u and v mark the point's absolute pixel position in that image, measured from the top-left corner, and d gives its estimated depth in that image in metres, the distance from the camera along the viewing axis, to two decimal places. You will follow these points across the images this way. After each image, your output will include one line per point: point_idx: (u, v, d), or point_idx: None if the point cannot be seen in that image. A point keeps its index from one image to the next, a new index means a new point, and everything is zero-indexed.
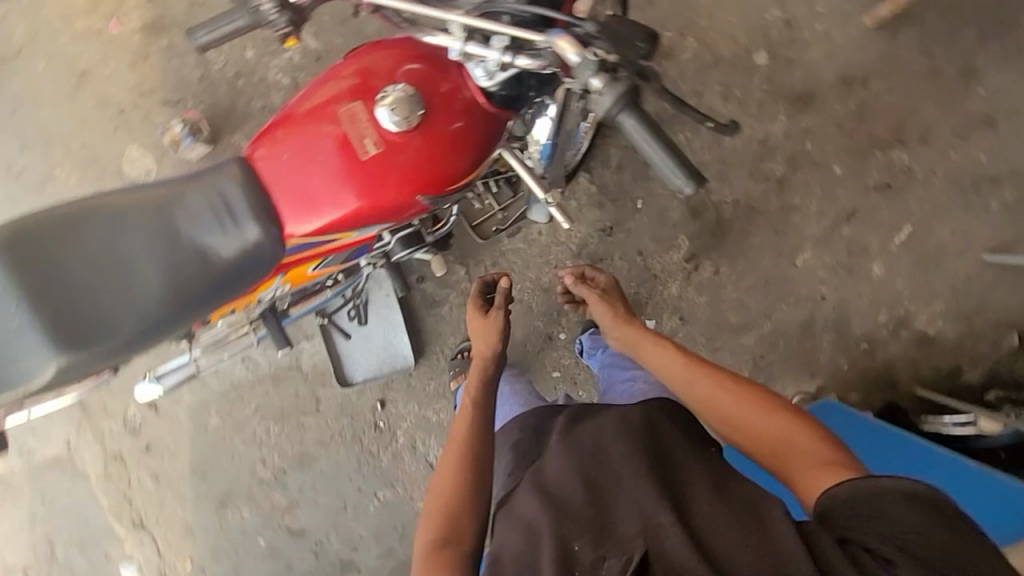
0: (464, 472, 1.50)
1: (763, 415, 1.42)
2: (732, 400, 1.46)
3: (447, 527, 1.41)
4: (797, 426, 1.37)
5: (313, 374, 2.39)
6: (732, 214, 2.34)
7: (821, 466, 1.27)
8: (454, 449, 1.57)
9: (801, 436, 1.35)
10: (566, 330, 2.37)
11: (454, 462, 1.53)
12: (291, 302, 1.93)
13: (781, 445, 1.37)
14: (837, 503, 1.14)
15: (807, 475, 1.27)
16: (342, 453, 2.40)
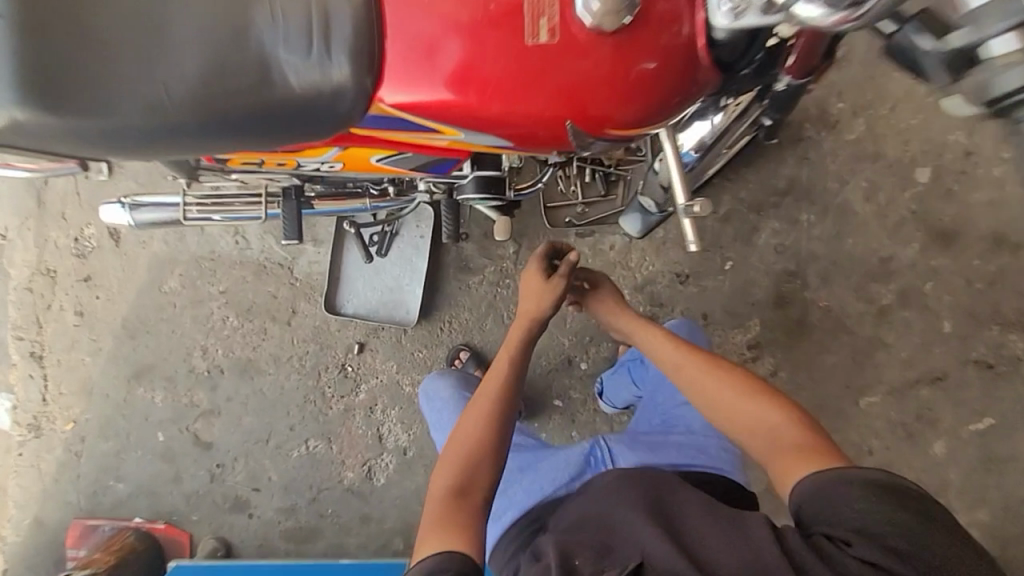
0: (489, 451, 1.30)
1: (731, 390, 1.26)
2: (708, 374, 1.30)
3: (459, 510, 1.20)
4: (770, 405, 1.21)
5: (300, 284, 2.03)
6: (816, 321, 2.05)
7: (784, 448, 1.13)
8: (474, 421, 1.34)
9: (771, 415, 1.20)
10: (590, 361, 2.06)
11: (476, 437, 1.31)
12: (319, 190, 1.58)
13: (764, 435, 1.18)
14: (818, 495, 1.03)
15: (780, 461, 1.12)
16: (292, 381, 2.05)
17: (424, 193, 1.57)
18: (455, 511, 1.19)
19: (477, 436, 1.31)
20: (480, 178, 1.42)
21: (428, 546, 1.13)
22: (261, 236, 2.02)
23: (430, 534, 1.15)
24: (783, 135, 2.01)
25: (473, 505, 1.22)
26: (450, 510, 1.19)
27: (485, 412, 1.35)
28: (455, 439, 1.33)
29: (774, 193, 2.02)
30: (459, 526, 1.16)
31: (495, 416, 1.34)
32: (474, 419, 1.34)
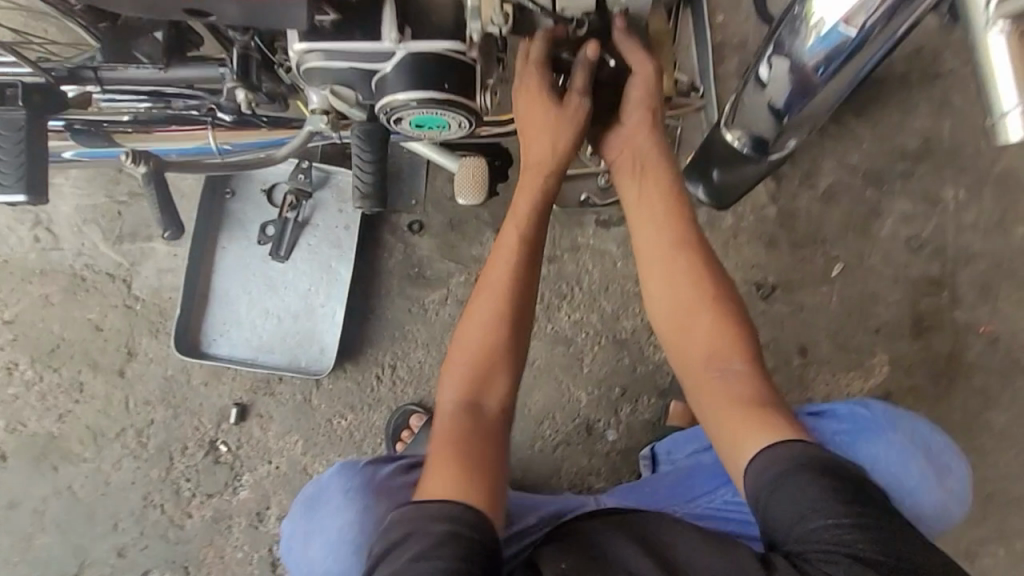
0: (513, 347, 0.78)
1: (687, 287, 0.78)
2: (660, 251, 0.80)
3: (472, 437, 0.72)
4: (732, 326, 0.77)
5: (140, 309, 1.21)
6: (975, 357, 1.30)
7: (743, 399, 0.73)
8: (492, 294, 0.78)
9: (730, 341, 0.76)
10: (622, 429, 1.26)
11: (495, 326, 0.77)
12: (132, 115, 0.82)
13: (717, 362, 0.76)
14: (784, 482, 0.65)
15: (728, 419, 0.73)
16: (124, 473, 1.21)
17: (316, 121, 0.78)
18: (461, 438, 0.71)
19: (501, 327, 0.77)
20: (415, 64, 0.67)
21: (425, 488, 0.67)
22: (74, 230, 1.20)
23: (431, 465, 0.69)
24: (910, 70, 1.30)
25: (494, 427, 0.74)
26: (454, 437, 0.72)
27: (498, 301, 0.78)
28: (466, 320, 0.79)
29: (899, 158, 1.30)
30: (471, 463, 0.69)
31: (526, 291, 0.79)
32: (491, 296, 0.78)
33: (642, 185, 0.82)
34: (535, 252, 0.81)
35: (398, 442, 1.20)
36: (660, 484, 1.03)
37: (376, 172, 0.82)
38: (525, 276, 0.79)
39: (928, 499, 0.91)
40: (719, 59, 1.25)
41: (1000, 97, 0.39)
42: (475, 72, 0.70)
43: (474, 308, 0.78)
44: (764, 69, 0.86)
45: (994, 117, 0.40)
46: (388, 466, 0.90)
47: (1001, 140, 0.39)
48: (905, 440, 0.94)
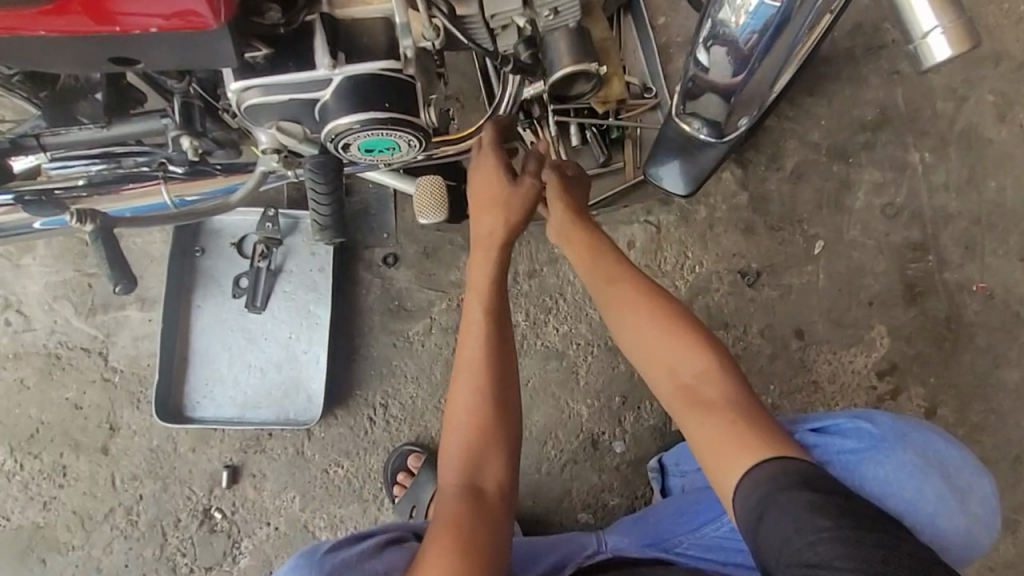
0: (496, 421, 0.80)
1: (648, 328, 0.80)
2: (624, 302, 0.83)
3: (473, 523, 0.73)
4: (698, 347, 0.77)
5: (118, 380, 1.18)
6: (973, 316, 1.27)
7: (713, 419, 0.72)
8: (469, 375, 0.81)
9: (694, 364, 0.77)
10: (629, 439, 1.21)
11: (480, 404, 0.80)
12: (86, 179, 0.82)
13: (683, 370, 0.77)
14: (765, 499, 0.63)
15: (706, 440, 0.72)
16: (116, 556, 1.15)
17: (268, 160, 0.79)
18: (460, 524, 0.72)
19: (483, 406, 0.79)
20: (352, 88, 0.68)
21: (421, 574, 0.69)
22: (45, 308, 1.18)
23: (427, 548, 0.71)
24: (854, 45, 1.33)
25: (491, 509, 0.75)
26: (453, 521, 0.73)
27: (478, 386, 0.80)
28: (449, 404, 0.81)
29: (860, 130, 1.31)
30: (468, 550, 0.70)
31: (502, 369, 0.81)
32: (467, 380, 0.81)
33: (595, 246, 0.88)
34: (505, 330, 0.83)
35: (398, 485, 1.15)
36: (663, 506, 0.98)
37: (333, 206, 0.81)
38: (500, 354, 0.82)
39: (948, 525, 0.80)
40: (668, 58, 1.27)
41: (918, 26, 0.47)
42: (416, 89, 0.71)
43: (454, 393, 0.81)
44: (703, 55, 0.85)
45: (911, 41, 0.48)
46: (351, 552, 0.81)
47: (925, 61, 0.48)
48: (916, 457, 0.82)
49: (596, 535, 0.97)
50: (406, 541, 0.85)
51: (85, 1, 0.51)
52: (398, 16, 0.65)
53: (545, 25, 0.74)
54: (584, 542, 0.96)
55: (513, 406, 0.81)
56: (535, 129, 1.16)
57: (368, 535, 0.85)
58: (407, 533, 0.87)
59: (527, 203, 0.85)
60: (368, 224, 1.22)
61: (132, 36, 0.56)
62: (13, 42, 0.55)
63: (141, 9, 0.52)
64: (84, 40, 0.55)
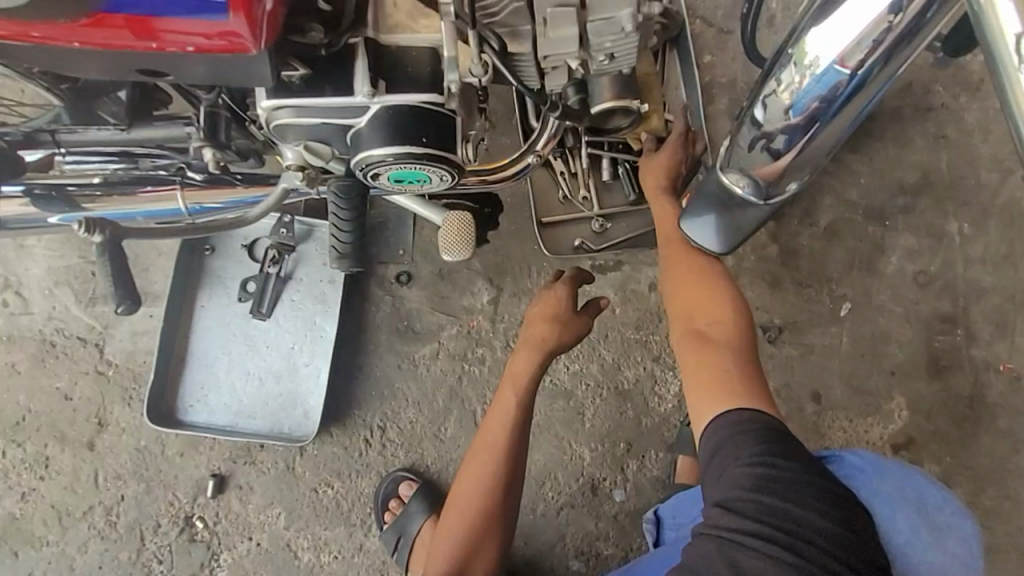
0: (498, 516, 0.95)
1: (689, 287, 0.90)
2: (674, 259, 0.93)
3: None
4: (724, 312, 0.87)
5: (112, 375, 1.14)
6: (999, 397, 1.22)
7: (708, 364, 0.83)
8: (477, 477, 0.94)
9: (709, 320, 0.88)
10: (630, 488, 1.17)
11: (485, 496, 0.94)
12: (101, 177, 0.78)
13: (699, 322, 0.88)
14: (729, 429, 0.73)
15: (697, 376, 0.82)
16: (90, 557, 1.11)
17: (291, 176, 0.75)
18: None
19: (486, 497, 0.94)
20: (390, 119, 0.64)
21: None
22: (45, 292, 1.15)
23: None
24: (902, 104, 1.29)
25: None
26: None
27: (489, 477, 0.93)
28: (458, 488, 0.95)
29: (899, 193, 1.27)
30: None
31: (507, 469, 0.94)
32: (483, 472, 0.94)
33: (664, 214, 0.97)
34: (518, 434, 0.94)
35: (387, 512, 1.11)
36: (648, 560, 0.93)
37: (354, 231, 0.77)
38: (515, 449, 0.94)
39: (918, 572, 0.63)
40: (709, 100, 1.24)
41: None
42: (456, 124, 0.67)
43: (465, 485, 0.95)
44: (759, 110, 0.83)
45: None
46: None
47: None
48: (892, 492, 0.67)
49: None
50: None
51: (128, 15, 0.48)
52: (446, 49, 0.60)
53: (597, 68, 0.70)
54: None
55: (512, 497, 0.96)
56: (566, 157, 1.14)
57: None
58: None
59: (579, 332, 0.97)
60: (384, 239, 1.19)
61: (168, 53, 0.52)
62: (39, 49, 0.52)
63: (182, 27, 0.49)
64: (117, 53, 0.52)
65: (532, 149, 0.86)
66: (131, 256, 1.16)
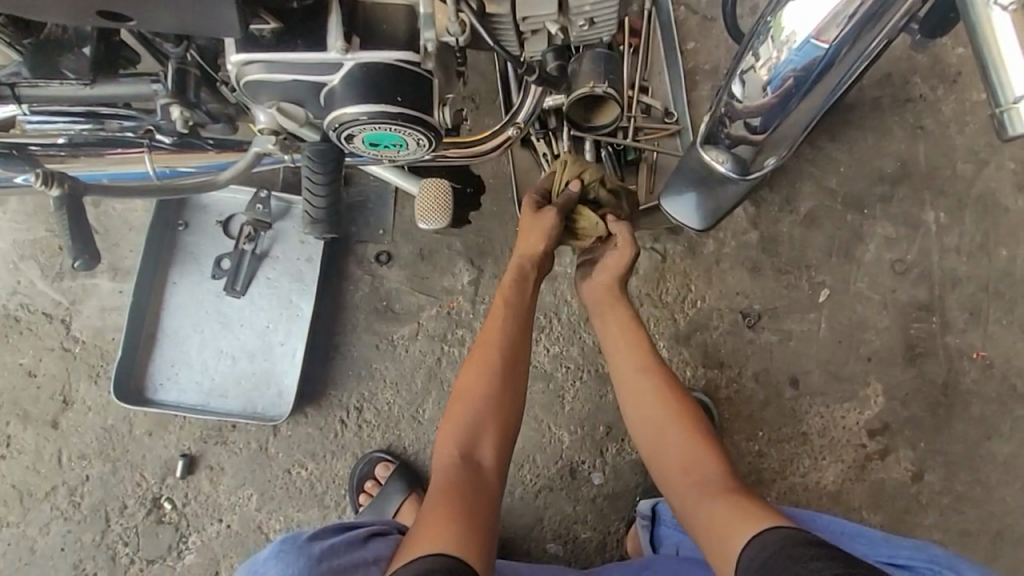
0: (508, 409, 0.85)
1: (664, 427, 0.88)
2: (643, 397, 0.90)
3: (471, 489, 0.77)
4: (703, 451, 0.86)
5: (78, 352, 1.11)
6: (972, 384, 1.23)
7: (717, 501, 0.79)
8: (480, 364, 0.86)
9: (699, 462, 0.85)
10: (609, 471, 1.16)
11: (490, 380, 0.85)
12: (65, 137, 0.77)
13: (686, 468, 0.85)
14: (772, 558, 0.68)
15: (713, 519, 0.78)
16: (53, 538, 1.07)
17: (263, 140, 0.73)
18: (462, 496, 0.76)
19: (493, 383, 0.85)
20: (363, 77, 0.62)
21: (419, 544, 0.70)
22: (9, 266, 1.11)
23: (422, 526, 0.72)
24: (881, 94, 1.30)
25: (490, 485, 0.79)
26: (455, 491, 0.76)
27: (497, 358, 0.86)
28: (463, 384, 0.85)
29: (878, 182, 1.28)
30: (467, 515, 0.73)
31: (511, 360, 0.87)
32: (492, 357, 0.86)
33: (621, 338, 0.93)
34: (524, 329, 0.90)
35: (362, 494, 1.09)
36: (662, 567, 0.93)
37: (328, 197, 0.76)
38: (522, 331, 0.89)
39: None
40: (693, 85, 1.24)
41: (1008, 89, 0.42)
42: (432, 86, 0.65)
43: (469, 374, 0.85)
44: (738, 85, 0.83)
45: (998, 106, 0.42)
46: (335, 538, 0.79)
47: (1011, 129, 0.41)
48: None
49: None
50: (390, 533, 0.84)
51: None
52: (423, 6, 0.60)
53: (578, 34, 0.69)
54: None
55: (520, 382, 0.87)
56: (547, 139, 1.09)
57: (356, 526, 0.84)
58: (390, 526, 0.86)
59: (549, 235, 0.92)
60: (364, 218, 1.17)
61: None
62: None
63: None
64: None
65: (513, 121, 0.84)
66: (101, 230, 1.13)
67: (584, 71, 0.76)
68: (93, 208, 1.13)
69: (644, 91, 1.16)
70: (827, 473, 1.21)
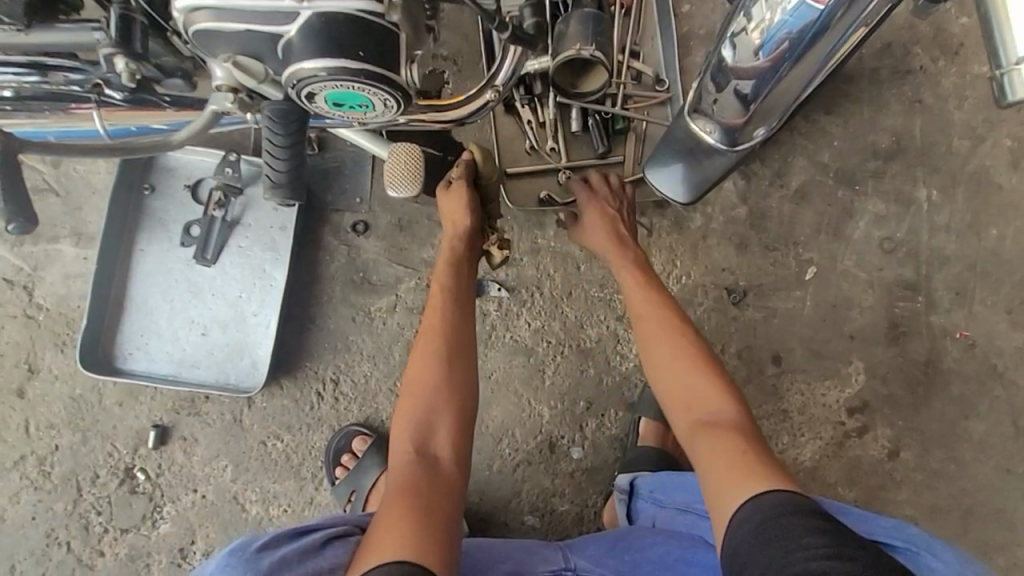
0: (456, 397, 0.84)
1: (683, 372, 0.88)
2: (661, 341, 0.91)
3: (427, 481, 0.76)
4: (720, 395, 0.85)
5: (43, 320, 1.07)
6: (953, 363, 1.23)
7: (727, 443, 0.78)
8: (427, 360, 0.86)
9: (713, 403, 0.84)
10: (588, 446, 1.16)
11: (437, 374, 0.84)
12: (12, 90, 0.71)
13: (697, 405, 0.85)
14: (765, 518, 0.67)
15: (721, 462, 0.76)
16: (24, 508, 1.06)
17: (221, 98, 0.68)
18: (417, 491, 0.75)
19: (436, 376, 0.84)
20: (323, 29, 0.58)
21: (377, 548, 0.68)
22: None
23: (379, 527, 0.71)
24: (880, 66, 1.26)
25: (449, 476, 0.78)
26: (410, 490, 0.75)
27: (438, 347, 0.87)
28: (411, 379, 0.85)
29: (871, 157, 1.25)
30: (423, 512, 0.72)
31: (451, 350, 0.87)
32: (432, 345, 0.87)
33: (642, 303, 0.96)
34: (462, 316, 0.90)
35: (339, 467, 1.09)
36: (638, 538, 0.90)
37: (291, 161, 0.72)
38: (459, 317, 0.90)
39: None
40: (686, 51, 1.18)
41: (1010, 49, 0.40)
42: (398, 41, 0.61)
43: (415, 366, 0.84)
44: (728, 49, 0.81)
45: (998, 68, 0.41)
46: (286, 549, 0.73)
47: (1010, 94, 0.40)
48: None
49: (564, 553, 0.88)
50: (350, 535, 0.78)
51: None
52: None
53: None
54: (548, 556, 0.88)
55: (468, 373, 0.86)
56: (534, 106, 1.11)
57: (310, 529, 0.77)
58: (352, 526, 0.80)
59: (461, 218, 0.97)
60: (341, 185, 1.12)
61: None
62: None
63: None
64: None
65: (491, 84, 0.79)
66: (63, 193, 1.08)
67: (571, 33, 0.83)
68: (53, 169, 1.08)
69: (636, 56, 1.12)
70: (805, 449, 1.22)
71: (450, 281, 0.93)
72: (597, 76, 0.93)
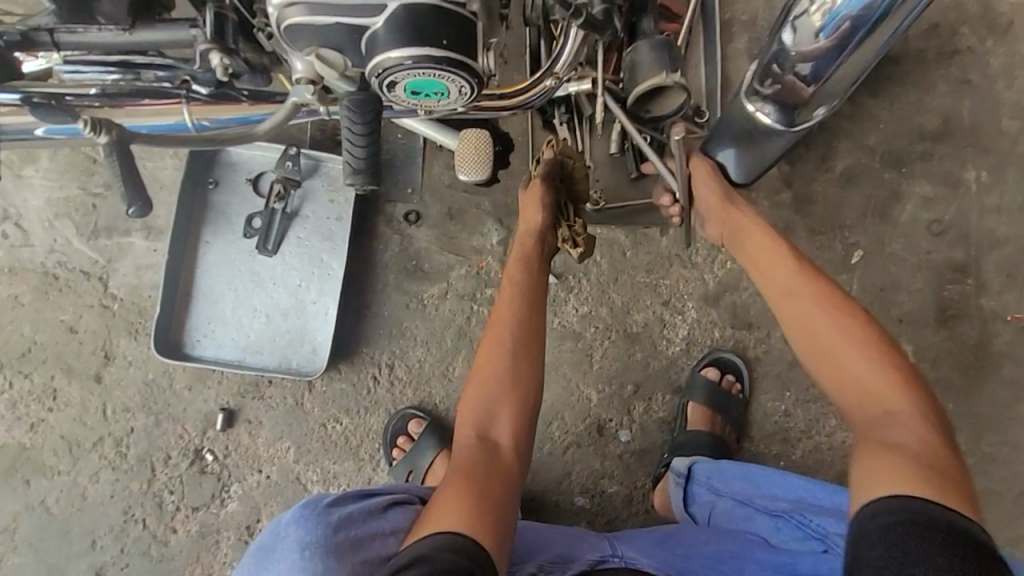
0: (519, 386, 0.84)
1: (853, 365, 0.77)
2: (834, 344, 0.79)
3: (489, 469, 0.77)
4: (897, 394, 0.74)
5: (117, 309, 1.13)
6: (1006, 344, 1.22)
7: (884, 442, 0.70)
8: (494, 348, 0.86)
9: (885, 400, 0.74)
10: (636, 429, 1.18)
11: (503, 365, 0.85)
12: (98, 88, 0.74)
13: (872, 403, 0.75)
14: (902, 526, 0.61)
15: (873, 461, 0.69)
16: (103, 486, 1.12)
17: (301, 91, 0.71)
18: (478, 474, 0.76)
19: (504, 367, 0.84)
20: (409, 19, 0.61)
21: (433, 519, 0.70)
22: (45, 225, 1.14)
23: (438, 500, 0.73)
24: (927, 46, 1.25)
25: (507, 464, 0.79)
26: (469, 473, 0.76)
27: (504, 337, 0.87)
28: (479, 364, 0.86)
29: (918, 139, 1.24)
30: (481, 498, 0.73)
31: (519, 342, 0.87)
32: (500, 335, 0.87)
33: (793, 286, 0.84)
34: (528, 310, 0.89)
35: (395, 449, 1.12)
36: (688, 535, 0.91)
37: (368, 147, 0.74)
38: (529, 313, 0.89)
39: None
40: (729, 37, 1.19)
41: None
42: (475, 29, 0.64)
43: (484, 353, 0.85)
44: (788, 32, 0.83)
45: None
46: (355, 506, 0.79)
47: None
48: None
49: (611, 542, 0.88)
50: (411, 503, 0.83)
51: None
52: None
53: None
54: (595, 544, 0.88)
55: (533, 367, 0.86)
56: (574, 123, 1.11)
57: (373, 493, 0.83)
58: (413, 495, 0.85)
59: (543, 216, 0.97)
60: (393, 176, 1.16)
61: None
62: None
63: None
64: None
65: (552, 70, 0.82)
66: None
67: (643, 63, 0.87)
68: None
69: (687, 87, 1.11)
70: None
71: (520, 277, 0.92)
72: (672, 100, 0.91)
